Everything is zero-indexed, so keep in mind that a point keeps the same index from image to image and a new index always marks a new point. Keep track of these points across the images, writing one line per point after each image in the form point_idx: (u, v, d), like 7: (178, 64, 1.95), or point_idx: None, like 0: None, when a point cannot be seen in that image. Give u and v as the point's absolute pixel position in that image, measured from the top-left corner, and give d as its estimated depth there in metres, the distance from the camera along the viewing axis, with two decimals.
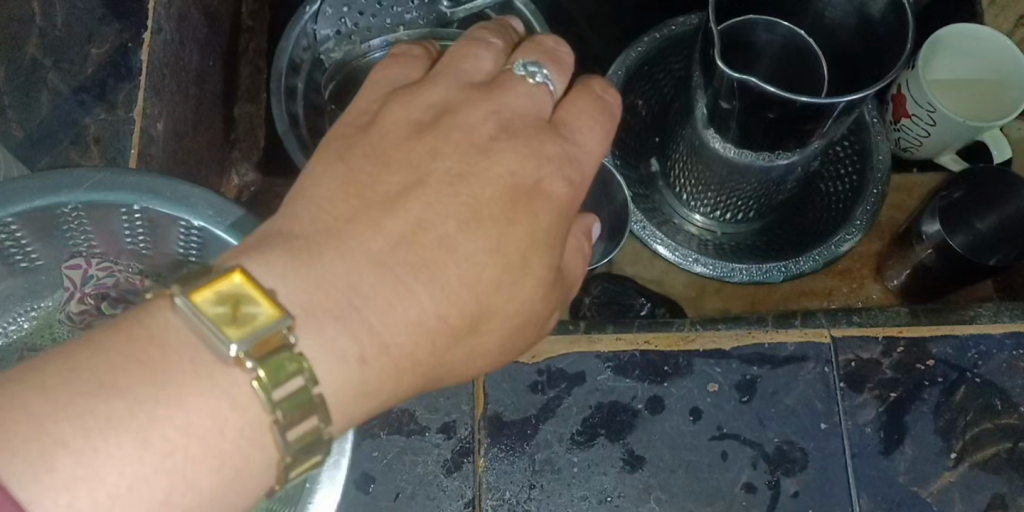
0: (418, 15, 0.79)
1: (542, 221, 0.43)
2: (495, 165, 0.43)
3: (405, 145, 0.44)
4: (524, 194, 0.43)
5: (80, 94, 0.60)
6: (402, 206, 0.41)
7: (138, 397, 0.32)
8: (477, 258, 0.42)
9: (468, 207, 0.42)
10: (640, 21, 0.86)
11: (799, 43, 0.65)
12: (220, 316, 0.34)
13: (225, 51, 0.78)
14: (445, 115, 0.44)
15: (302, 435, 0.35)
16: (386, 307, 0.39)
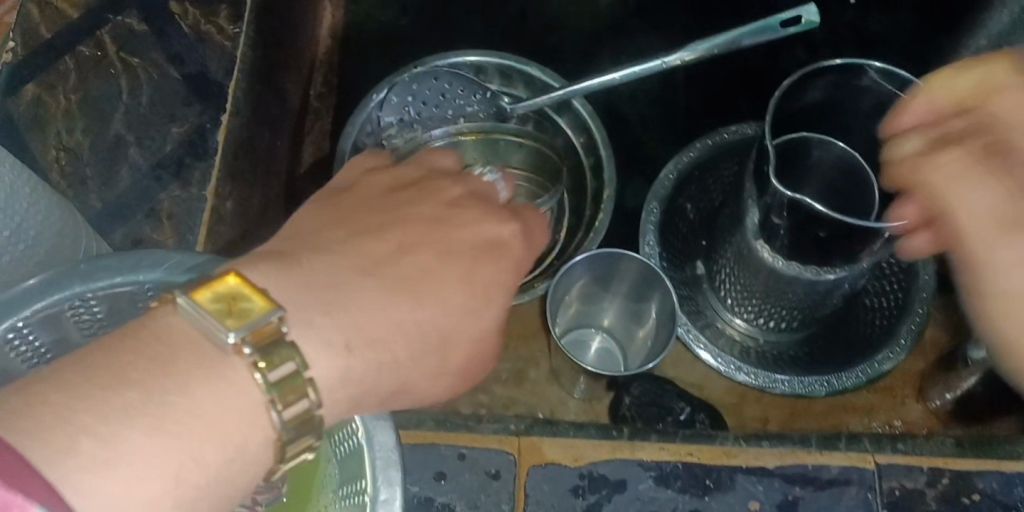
0: (479, 109, 0.81)
1: (514, 256, 0.52)
2: (477, 224, 0.52)
3: (400, 212, 0.50)
4: (498, 239, 0.51)
5: (157, 171, 0.63)
6: (379, 236, 0.47)
7: (155, 385, 0.33)
8: (446, 271, 0.48)
9: (437, 239, 0.49)
10: (693, 125, 0.88)
11: (851, 163, 0.66)
12: (219, 307, 0.36)
13: (292, 132, 0.82)
14: (420, 190, 0.53)
15: (297, 415, 0.36)
16: (367, 312, 0.42)
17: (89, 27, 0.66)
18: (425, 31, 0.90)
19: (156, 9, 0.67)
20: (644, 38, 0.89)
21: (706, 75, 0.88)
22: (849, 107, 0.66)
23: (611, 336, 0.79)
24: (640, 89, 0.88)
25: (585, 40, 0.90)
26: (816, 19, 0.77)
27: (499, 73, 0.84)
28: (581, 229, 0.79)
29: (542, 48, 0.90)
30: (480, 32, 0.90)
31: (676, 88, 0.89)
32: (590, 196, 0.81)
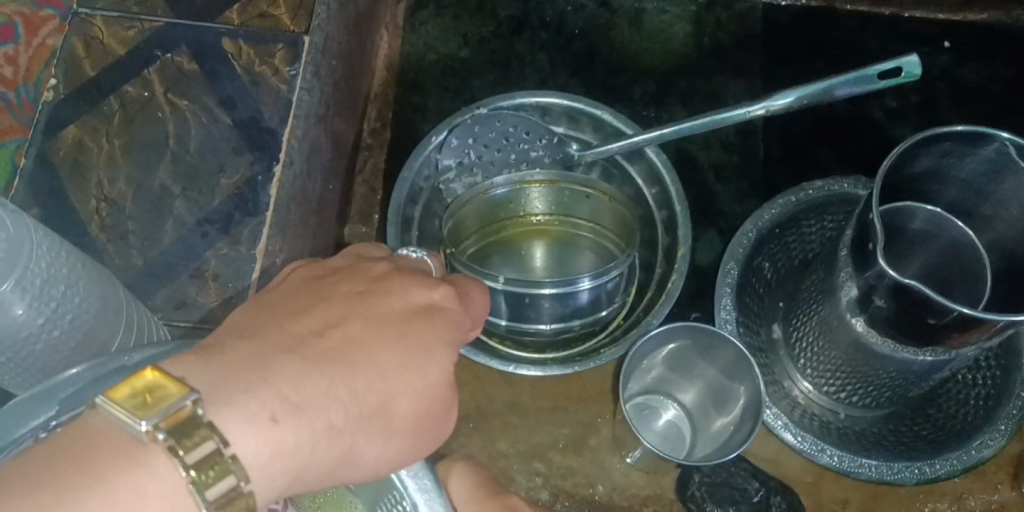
0: (544, 154, 0.76)
1: (460, 315, 0.44)
2: (409, 287, 0.43)
3: (329, 287, 0.42)
4: (441, 303, 0.43)
5: (204, 226, 0.58)
6: (306, 313, 0.40)
7: (61, 491, 0.28)
8: (376, 339, 0.40)
9: (367, 310, 0.41)
10: (771, 175, 0.82)
11: (963, 241, 0.60)
12: (133, 401, 0.31)
13: (345, 173, 0.77)
14: (348, 266, 0.45)
15: (220, 497, 0.31)
16: (292, 385, 0.36)
17: (137, 68, 0.62)
18: (487, 64, 0.86)
19: (208, 48, 0.63)
20: (721, 78, 0.86)
21: (786, 124, 0.84)
22: (965, 178, 0.60)
23: (686, 412, 0.73)
24: (715, 136, 0.83)
25: (657, 80, 0.85)
26: (917, 72, 0.71)
27: (567, 117, 0.78)
28: (651, 290, 0.73)
29: (611, 87, 0.85)
30: (546, 69, 0.86)
31: (754, 135, 0.84)
32: (663, 252, 0.75)
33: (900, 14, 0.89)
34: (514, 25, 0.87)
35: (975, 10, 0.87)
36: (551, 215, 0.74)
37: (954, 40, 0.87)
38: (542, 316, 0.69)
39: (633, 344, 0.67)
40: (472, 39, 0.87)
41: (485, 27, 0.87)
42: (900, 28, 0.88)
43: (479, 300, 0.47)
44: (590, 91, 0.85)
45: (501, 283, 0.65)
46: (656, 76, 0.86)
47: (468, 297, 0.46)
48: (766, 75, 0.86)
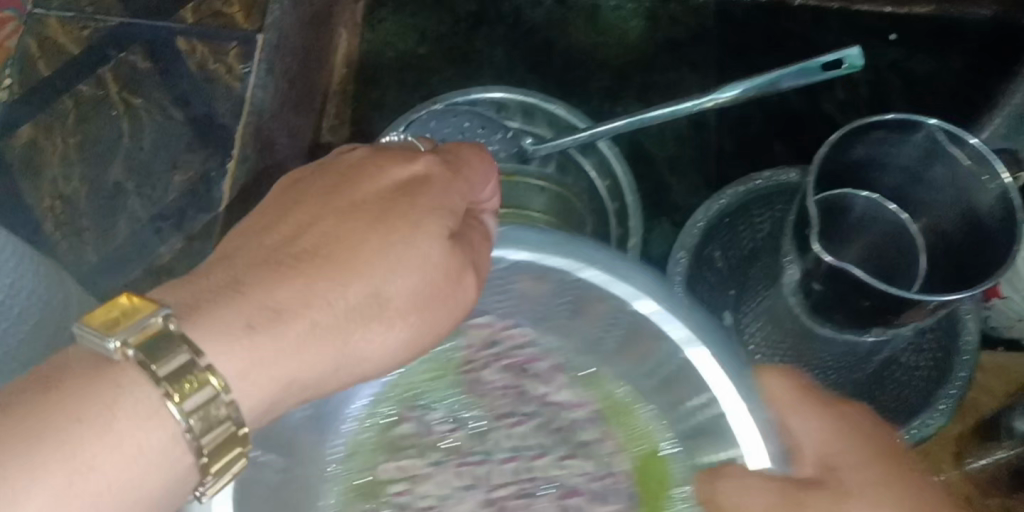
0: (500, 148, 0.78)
1: (444, 179, 0.45)
2: (381, 174, 0.45)
3: (310, 192, 0.45)
4: (418, 175, 0.45)
5: (157, 222, 0.60)
6: (284, 223, 0.43)
7: (46, 410, 0.33)
8: (349, 228, 0.43)
9: (343, 204, 0.44)
10: (724, 169, 0.84)
11: None
12: (107, 323, 0.35)
13: (303, 169, 0.78)
14: (331, 163, 0.47)
15: (197, 404, 0.35)
16: (265, 293, 0.39)
17: (92, 67, 0.63)
18: (445, 61, 0.87)
19: (160, 46, 0.64)
20: (676, 72, 0.87)
21: (740, 118, 0.85)
22: (901, 165, 0.62)
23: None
24: (669, 130, 0.85)
25: (613, 74, 0.87)
26: (859, 63, 0.73)
27: (521, 111, 0.79)
28: None
29: (567, 81, 0.87)
30: (504, 65, 0.87)
31: (707, 128, 0.85)
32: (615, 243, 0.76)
33: (849, 7, 0.90)
34: (472, 21, 0.88)
35: (920, 4, 0.88)
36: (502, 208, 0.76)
37: (901, 32, 0.89)
38: None
39: None
40: (430, 36, 0.88)
41: (443, 24, 0.88)
42: (850, 22, 0.89)
43: (477, 160, 0.47)
44: (547, 85, 0.87)
45: None
46: (612, 70, 0.87)
47: (462, 158, 0.46)
48: (720, 66, 0.87)
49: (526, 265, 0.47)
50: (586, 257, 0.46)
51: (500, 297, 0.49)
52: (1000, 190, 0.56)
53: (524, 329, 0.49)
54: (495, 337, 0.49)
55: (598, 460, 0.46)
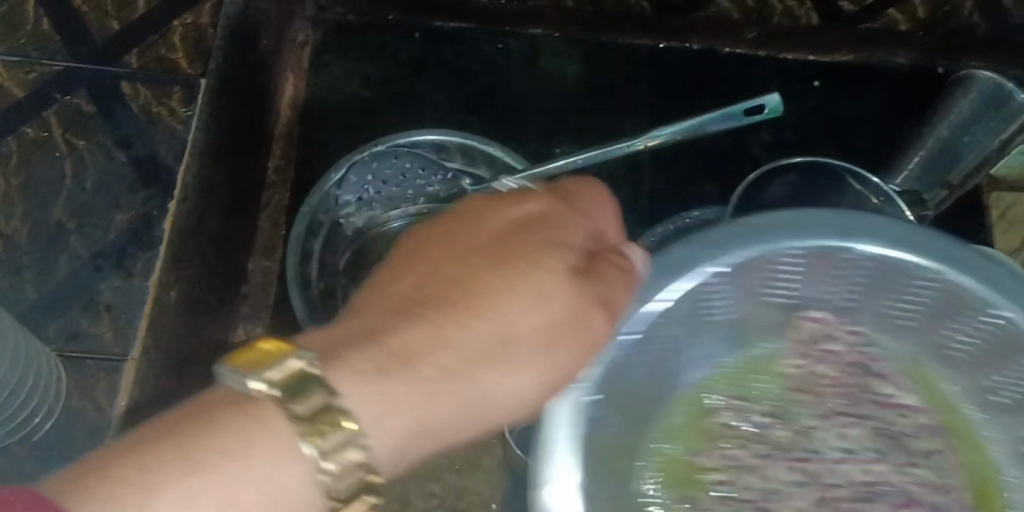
0: (439, 189, 0.81)
1: (565, 216, 0.49)
2: (489, 222, 0.50)
3: (424, 244, 0.50)
4: (540, 213, 0.50)
5: (97, 260, 0.61)
6: (410, 273, 0.48)
7: (189, 441, 0.36)
8: (468, 270, 0.47)
9: (462, 246, 0.49)
10: (658, 206, 0.88)
11: None
12: (249, 362, 0.39)
13: (248, 208, 0.80)
14: (446, 217, 0.51)
15: (332, 442, 0.38)
16: (399, 341, 0.44)
17: (37, 110, 0.65)
18: (390, 104, 0.90)
19: (105, 89, 0.66)
20: (611, 117, 0.92)
21: (671, 158, 0.90)
22: None
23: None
24: (604, 171, 0.89)
25: (551, 117, 0.91)
26: (779, 109, 0.78)
27: (461, 152, 0.81)
28: None
29: (507, 124, 0.91)
30: (445, 107, 0.91)
31: (640, 168, 0.89)
32: None
33: (775, 55, 0.95)
34: (415, 67, 0.92)
35: (841, 53, 0.94)
36: None
37: (823, 78, 0.94)
38: None
39: None
40: (374, 81, 0.91)
41: (386, 69, 0.92)
42: (777, 69, 0.94)
43: (592, 197, 0.51)
44: (486, 128, 0.91)
45: None
46: (549, 114, 0.91)
47: (579, 194, 0.51)
48: (652, 111, 0.92)
49: (739, 268, 0.51)
50: (755, 237, 0.51)
51: (713, 311, 0.52)
52: None
53: (864, 326, 0.54)
54: (829, 334, 0.54)
55: (935, 469, 0.52)
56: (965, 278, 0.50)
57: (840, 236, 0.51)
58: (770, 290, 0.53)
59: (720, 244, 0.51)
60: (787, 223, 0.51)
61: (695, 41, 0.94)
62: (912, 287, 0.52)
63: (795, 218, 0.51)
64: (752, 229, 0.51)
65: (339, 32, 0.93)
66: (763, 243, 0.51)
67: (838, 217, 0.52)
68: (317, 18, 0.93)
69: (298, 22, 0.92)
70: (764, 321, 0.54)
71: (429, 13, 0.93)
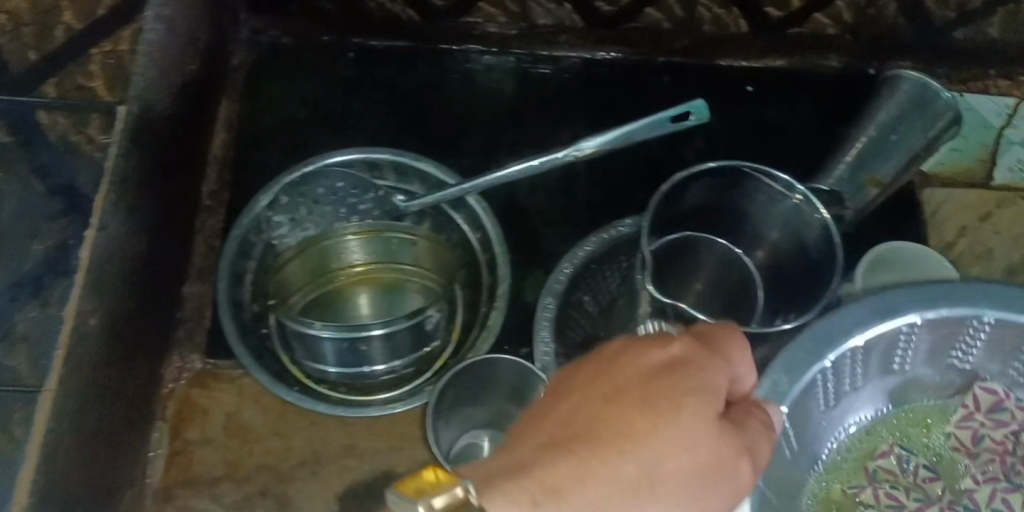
0: (370, 207, 0.80)
1: (705, 361, 0.42)
2: (645, 354, 0.41)
3: (570, 380, 0.42)
4: (678, 358, 0.41)
5: (13, 290, 0.60)
6: (546, 411, 0.40)
7: None
8: (624, 428, 0.38)
9: (607, 394, 0.40)
10: (595, 216, 0.88)
11: (736, 262, 0.70)
12: (414, 493, 0.36)
13: (181, 233, 0.80)
14: (595, 349, 0.43)
15: None
16: (542, 485, 0.36)
17: None
18: (324, 124, 0.90)
19: (21, 119, 0.65)
20: (547, 130, 0.91)
21: (606, 170, 0.90)
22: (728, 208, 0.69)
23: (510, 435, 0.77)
24: (541, 183, 0.89)
25: (488, 132, 0.91)
26: (705, 115, 0.79)
27: (393, 169, 0.82)
28: (476, 328, 0.77)
29: (443, 140, 0.90)
30: (380, 125, 0.90)
31: (576, 179, 0.90)
32: (486, 292, 0.79)
33: (708, 63, 0.96)
34: (349, 87, 0.92)
35: (773, 57, 0.96)
36: (369, 264, 0.79)
37: (756, 84, 0.95)
38: (370, 356, 0.71)
39: (453, 370, 0.73)
40: (309, 101, 0.91)
41: (322, 89, 0.92)
42: (710, 76, 0.95)
43: (729, 336, 0.43)
44: (424, 144, 0.90)
45: (318, 330, 0.69)
46: (482, 128, 0.91)
47: (720, 338, 0.43)
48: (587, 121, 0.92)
49: (927, 325, 0.60)
50: (841, 334, 0.58)
51: (896, 361, 0.62)
52: (821, 224, 0.64)
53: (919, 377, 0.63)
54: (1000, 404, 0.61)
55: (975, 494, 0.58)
56: (1014, 314, 0.59)
57: (909, 314, 0.59)
58: (892, 361, 0.62)
59: (823, 335, 0.58)
60: (860, 315, 0.59)
61: (630, 51, 0.96)
62: (971, 334, 0.61)
63: (871, 304, 0.60)
64: (833, 328, 0.59)
65: (275, 54, 0.93)
66: (866, 326, 0.59)
67: (900, 296, 0.60)
68: (253, 41, 0.93)
69: (231, 46, 0.92)
70: (934, 388, 0.64)
71: (364, 34, 0.94)
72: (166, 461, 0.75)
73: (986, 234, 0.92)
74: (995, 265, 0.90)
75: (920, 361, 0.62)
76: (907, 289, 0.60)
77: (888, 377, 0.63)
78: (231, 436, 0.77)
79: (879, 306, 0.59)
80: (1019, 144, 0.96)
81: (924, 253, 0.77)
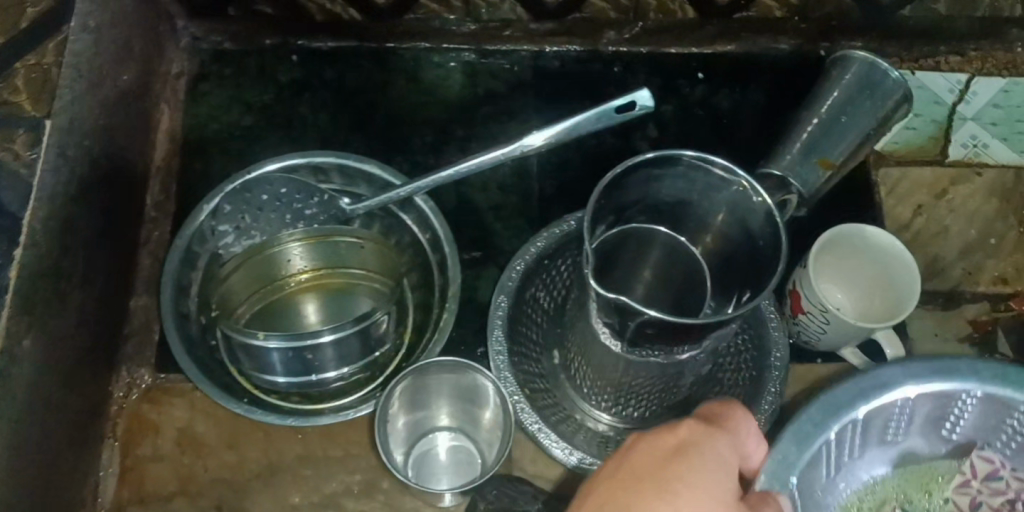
0: (316, 211, 0.78)
1: (711, 438, 0.53)
2: (661, 445, 0.53)
3: (609, 470, 0.53)
4: (692, 438, 0.53)
5: None
6: (590, 493, 0.53)
7: None
8: (653, 489, 0.51)
9: (637, 469, 0.52)
10: (548, 210, 0.87)
11: (680, 248, 0.68)
12: None
13: (124, 247, 0.79)
14: (627, 443, 0.55)
15: None
16: None
17: None
18: (271, 128, 0.88)
19: None
20: (497, 125, 0.90)
21: (558, 163, 0.89)
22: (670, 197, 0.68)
23: (455, 430, 0.77)
24: (492, 180, 0.88)
25: (436, 130, 0.90)
26: (649, 104, 0.79)
27: (338, 172, 0.81)
28: (428, 330, 0.77)
29: (392, 141, 0.89)
30: (328, 128, 0.89)
31: (528, 174, 0.89)
32: (438, 293, 0.78)
33: (657, 50, 0.95)
34: (295, 89, 0.90)
35: (723, 43, 0.95)
36: (316, 270, 0.78)
37: (707, 71, 0.94)
38: (317, 364, 0.70)
39: (408, 371, 0.72)
40: (254, 106, 0.89)
41: (266, 94, 0.90)
42: (658, 64, 0.94)
43: (735, 416, 0.55)
44: (372, 145, 0.88)
45: (262, 340, 0.67)
46: (433, 126, 0.90)
47: (728, 419, 0.55)
48: (537, 114, 0.91)
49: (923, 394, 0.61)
50: (843, 407, 0.60)
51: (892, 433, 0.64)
52: (763, 209, 0.64)
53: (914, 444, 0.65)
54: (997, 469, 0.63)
55: None
56: (1006, 389, 0.61)
57: (907, 388, 0.61)
58: (889, 433, 0.64)
59: (828, 406, 0.60)
60: (857, 389, 0.61)
61: (577, 43, 0.94)
62: (961, 405, 0.62)
63: (869, 381, 0.61)
64: (835, 402, 0.60)
65: (216, 59, 0.92)
66: (865, 401, 0.61)
67: (896, 371, 0.61)
68: (193, 47, 0.92)
69: (172, 53, 0.90)
70: (927, 454, 0.66)
71: (306, 35, 0.92)
72: (117, 479, 0.74)
73: (940, 213, 0.91)
74: (951, 244, 0.90)
75: (914, 430, 0.64)
76: (906, 365, 0.62)
77: (883, 444, 0.65)
78: (183, 451, 0.75)
79: (872, 381, 0.61)
80: (971, 119, 0.94)
81: (875, 232, 0.76)
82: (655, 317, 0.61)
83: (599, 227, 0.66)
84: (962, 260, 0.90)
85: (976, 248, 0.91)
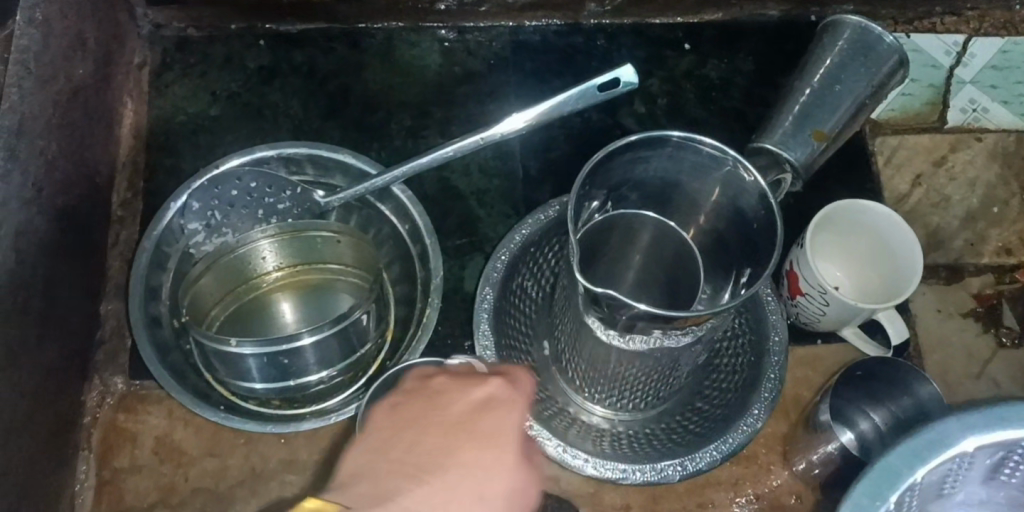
0: (291, 205, 0.75)
1: (510, 401, 0.56)
2: (465, 388, 0.56)
3: (406, 408, 0.55)
4: (491, 395, 0.56)
5: None
6: (396, 438, 0.53)
7: None
8: (457, 442, 0.53)
9: (440, 407, 0.55)
10: (534, 194, 0.84)
11: (670, 232, 0.65)
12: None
13: (92, 250, 0.75)
14: (423, 383, 0.57)
15: None
16: None
17: None
18: (240, 118, 0.84)
19: None
20: (477, 106, 0.86)
21: (543, 143, 0.86)
22: (658, 177, 0.65)
23: None
24: (473, 163, 0.84)
25: (413, 113, 0.85)
26: (634, 80, 0.76)
27: (310, 162, 0.77)
28: (411, 325, 0.73)
29: (368, 127, 0.85)
30: (300, 116, 0.85)
31: (512, 157, 0.85)
32: (421, 286, 0.75)
33: (641, 22, 0.91)
34: (265, 76, 0.86)
35: (708, 12, 0.91)
36: (293, 267, 0.76)
37: (693, 41, 0.91)
38: (295, 368, 0.67)
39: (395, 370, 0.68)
40: (222, 95, 0.85)
41: (233, 82, 0.86)
42: (642, 36, 0.91)
43: (522, 379, 0.58)
44: (347, 132, 0.84)
45: (234, 346, 0.64)
46: (410, 109, 0.86)
47: (517, 378, 0.58)
48: (518, 94, 0.87)
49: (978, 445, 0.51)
50: (899, 474, 0.50)
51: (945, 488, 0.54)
52: (760, 192, 0.60)
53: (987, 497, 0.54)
54: None
55: None
56: None
57: (966, 443, 0.51)
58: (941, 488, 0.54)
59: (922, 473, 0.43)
60: (914, 448, 0.51)
61: (558, 16, 0.91)
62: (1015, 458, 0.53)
63: (924, 438, 0.51)
64: (890, 469, 0.50)
65: (180, 48, 0.87)
66: (921, 461, 0.51)
67: (953, 422, 0.52)
68: (155, 36, 0.88)
69: (133, 44, 0.86)
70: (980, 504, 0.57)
71: (274, 19, 0.88)
72: (95, 492, 0.71)
73: (940, 181, 0.88)
74: (953, 213, 0.87)
75: (972, 482, 0.55)
76: (960, 416, 0.52)
77: (937, 501, 0.55)
78: (162, 461, 0.72)
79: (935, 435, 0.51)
80: (970, 83, 0.91)
81: (878, 207, 0.72)
82: (644, 311, 0.58)
83: (584, 212, 0.64)
84: (964, 230, 0.87)
85: (979, 216, 0.87)
